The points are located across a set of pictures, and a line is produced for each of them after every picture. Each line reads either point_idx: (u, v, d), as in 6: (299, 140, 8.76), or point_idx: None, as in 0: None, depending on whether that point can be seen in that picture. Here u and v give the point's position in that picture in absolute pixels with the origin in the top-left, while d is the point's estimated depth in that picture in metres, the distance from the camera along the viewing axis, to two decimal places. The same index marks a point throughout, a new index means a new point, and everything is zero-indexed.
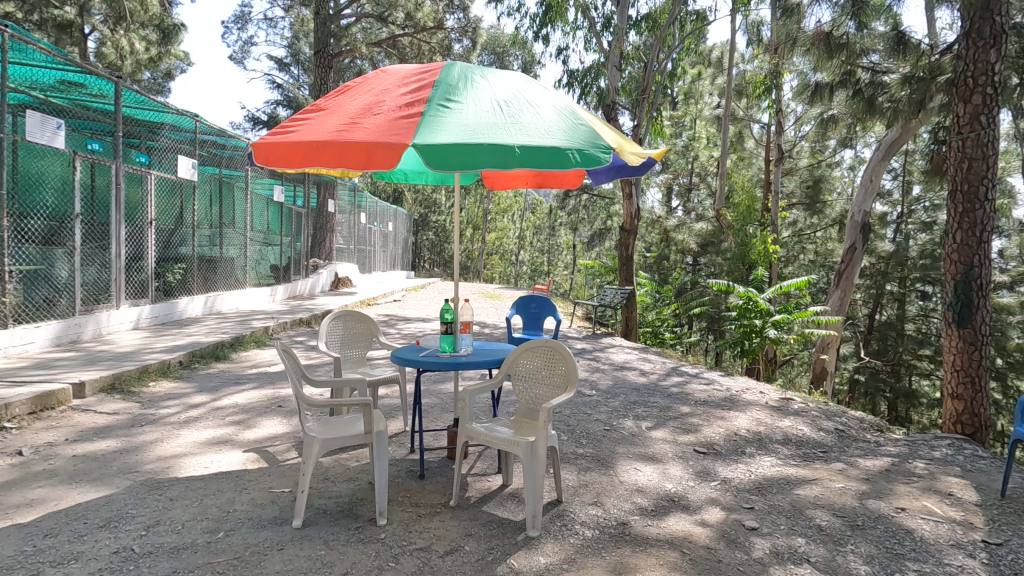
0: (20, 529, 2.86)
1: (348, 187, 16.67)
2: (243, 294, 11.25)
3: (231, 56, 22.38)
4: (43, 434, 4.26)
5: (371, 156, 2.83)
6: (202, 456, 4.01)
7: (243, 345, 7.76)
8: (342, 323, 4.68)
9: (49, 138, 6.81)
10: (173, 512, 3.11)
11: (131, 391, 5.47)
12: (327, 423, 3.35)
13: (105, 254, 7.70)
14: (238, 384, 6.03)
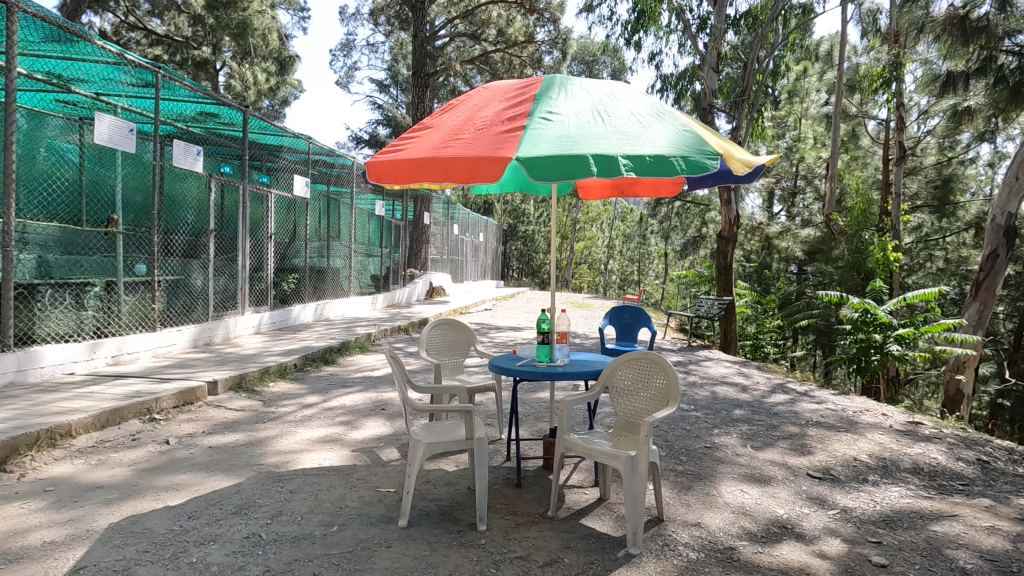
0: (169, 510, 3.23)
1: (442, 200, 17.34)
2: (348, 302, 12.00)
3: (337, 81, 24.14)
4: (185, 426, 4.79)
5: (474, 170, 2.94)
6: (316, 452, 4.32)
7: (349, 350, 8.28)
8: (442, 331, 4.85)
9: (191, 164, 7.69)
10: (293, 504, 3.36)
11: (254, 390, 6.01)
12: (430, 428, 3.48)
13: (232, 265, 8.53)
14: (345, 387, 6.44)
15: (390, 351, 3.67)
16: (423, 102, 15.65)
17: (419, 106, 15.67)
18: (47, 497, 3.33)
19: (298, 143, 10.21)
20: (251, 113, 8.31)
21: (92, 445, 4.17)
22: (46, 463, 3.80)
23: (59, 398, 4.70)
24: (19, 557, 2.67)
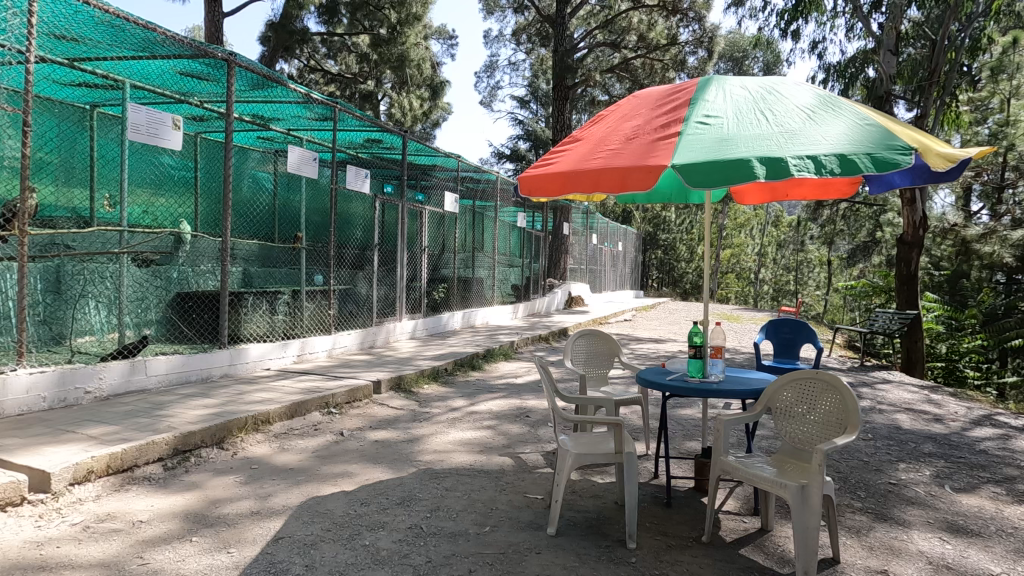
0: (344, 495, 3.62)
1: (581, 210, 17.40)
2: (493, 310, 12.51)
3: (481, 100, 25.47)
4: (354, 420, 5.34)
5: (627, 179, 2.90)
6: (467, 453, 4.55)
7: (494, 357, 8.62)
8: (587, 341, 4.85)
9: (360, 185, 8.57)
10: (449, 501, 3.58)
11: (411, 391, 6.52)
12: (578, 438, 3.48)
13: (391, 276, 9.33)
14: (491, 392, 6.71)
15: (539, 360, 3.76)
16: (563, 114, 15.90)
17: (559, 119, 15.96)
18: (251, 474, 3.92)
19: (450, 161, 10.86)
20: (410, 137, 9.07)
21: (283, 431, 4.83)
22: (250, 444, 4.48)
23: (258, 390, 5.52)
24: (234, 522, 3.18)
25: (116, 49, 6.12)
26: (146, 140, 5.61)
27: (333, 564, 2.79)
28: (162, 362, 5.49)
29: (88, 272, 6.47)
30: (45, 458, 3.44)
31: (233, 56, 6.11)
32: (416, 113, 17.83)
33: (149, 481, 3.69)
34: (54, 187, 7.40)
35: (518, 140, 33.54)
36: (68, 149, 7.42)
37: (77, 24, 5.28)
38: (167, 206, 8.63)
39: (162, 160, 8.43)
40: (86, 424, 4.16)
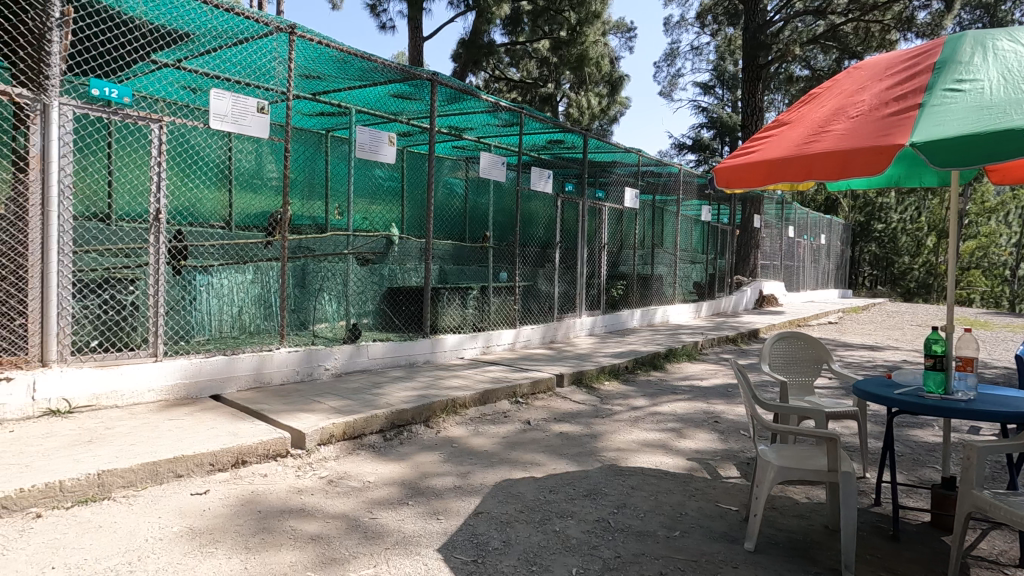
0: (534, 481, 3.81)
1: (775, 200, 15.82)
2: (675, 309, 11.99)
3: (660, 91, 24.63)
4: (539, 411, 5.58)
5: (849, 163, 2.58)
6: (652, 454, 4.46)
7: (676, 357, 8.29)
8: (788, 345, 4.39)
9: (543, 186, 8.84)
10: (636, 500, 3.55)
11: (593, 387, 6.59)
12: (781, 450, 3.18)
13: (572, 273, 9.52)
14: (674, 393, 6.47)
15: (735, 364, 3.54)
16: (755, 97, 14.61)
17: (750, 101, 14.70)
18: (452, 452, 4.34)
19: (630, 157, 10.62)
20: (591, 135, 9.15)
21: (477, 416, 5.26)
22: (449, 425, 4.97)
23: (455, 376, 6.09)
24: (440, 494, 3.56)
25: (346, 81, 7.23)
26: (368, 156, 6.44)
27: (526, 544, 2.96)
28: (379, 346, 6.36)
29: (324, 270, 7.67)
30: (300, 421, 4.23)
31: (435, 75, 6.79)
32: (594, 111, 17.95)
33: (373, 449, 4.32)
34: (301, 201, 8.93)
35: (700, 129, 31.76)
36: (310, 167, 9.04)
37: (318, 62, 6.29)
38: (381, 212, 9.92)
39: (375, 172, 9.73)
40: (325, 396, 5.02)
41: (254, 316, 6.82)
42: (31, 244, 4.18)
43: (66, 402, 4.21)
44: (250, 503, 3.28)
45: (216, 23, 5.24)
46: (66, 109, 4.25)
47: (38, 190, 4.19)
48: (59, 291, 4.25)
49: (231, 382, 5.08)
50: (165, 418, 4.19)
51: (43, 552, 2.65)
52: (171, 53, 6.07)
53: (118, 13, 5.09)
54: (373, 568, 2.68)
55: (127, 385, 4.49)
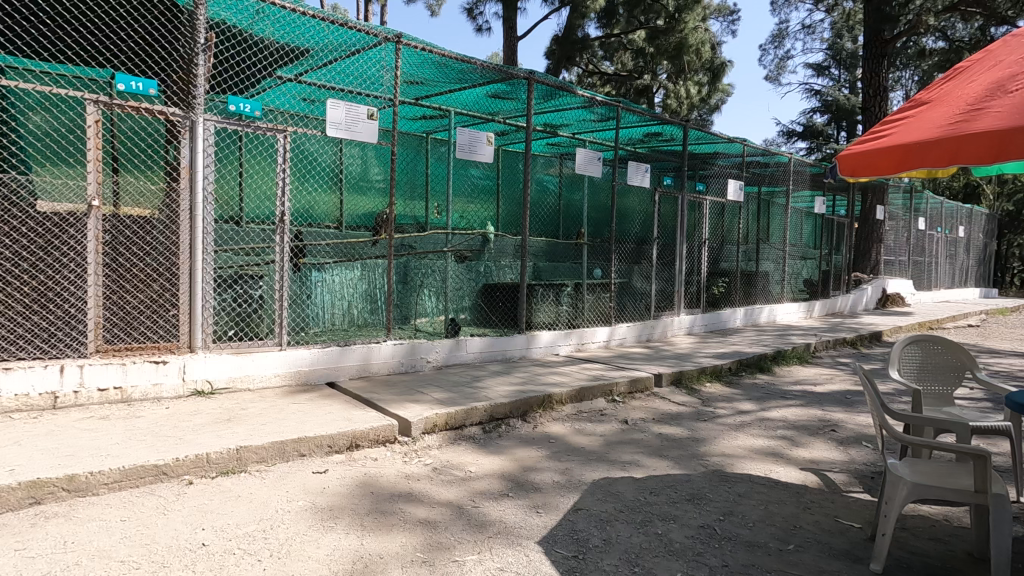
0: (634, 481, 3.75)
1: (903, 188, 14.28)
2: (783, 308, 11.20)
3: (766, 75, 23.10)
4: (637, 411, 5.47)
5: (1009, 144, 2.37)
6: (761, 462, 4.21)
7: (786, 359, 7.77)
8: (922, 350, 3.96)
9: (640, 180, 8.62)
10: (744, 508, 3.38)
11: (694, 388, 6.34)
12: (914, 465, 2.89)
13: (670, 270, 9.20)
14: (784, 398, 6.07)
15: (860, 369, 3.26)
16: (878, 75, 13.29)
17: (872, 80, 13.38)
18: (550, 448, 4.38)
19: (734, 147, 10.05)
20: (691, 126, 8.78)
21: (574, 413, 5.26)
22: (546, 421, 5.01)
23: (551, 372, 6.13)
24: (540, 489, 3.61)
25: (447, 85, 7.50)
26: (467, 156, 6.62)
27: (627, 544, 2.93)
28: (476, 341, 6.53)
29: (424, 267, 8.05)
30: (406, 410, 4.47)
31: (532, 74, 6.84)
32: (693, 101, 17.35)
33: (473, 440, 4.47)
34: (403, 201, 9.43)
35: (812, 114, 29.40)
36: (412, 169, 9.51)
37: (421, 67, 6.57)
38: (477, 211, 10.20)
39: (471, 172, 10.00)
40: (428, 387, 5.25)
41: (362, 310, 7.28)
42: (182, 245, 4.74)
43: (208, 384, 4.75)
44: (364, 484, 3.52)
45: (332, 36, 5.64)
46: (209, 124, 4.78)
47: (187, 197, 4.75)
48: (203, 285, 4.80)
49: (343, 370, 5.47)
50: (289, 402, 4.61)
51: (195, 514, 3.02)
52: (293, 68, 6.63)
53: (249, 35, 5.63)
54: (477, 555, 2.78)
55: (257, 370, 4.98)
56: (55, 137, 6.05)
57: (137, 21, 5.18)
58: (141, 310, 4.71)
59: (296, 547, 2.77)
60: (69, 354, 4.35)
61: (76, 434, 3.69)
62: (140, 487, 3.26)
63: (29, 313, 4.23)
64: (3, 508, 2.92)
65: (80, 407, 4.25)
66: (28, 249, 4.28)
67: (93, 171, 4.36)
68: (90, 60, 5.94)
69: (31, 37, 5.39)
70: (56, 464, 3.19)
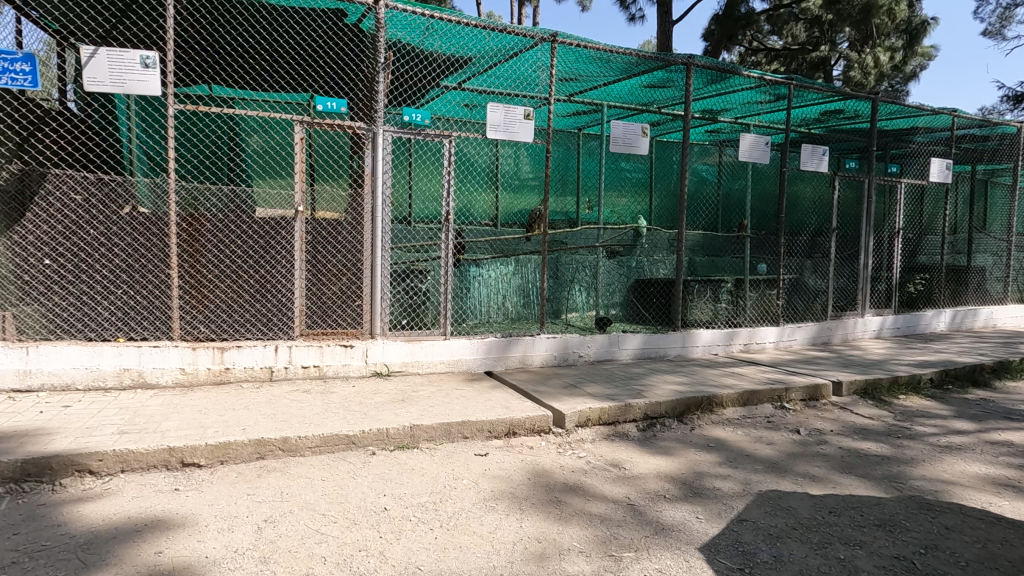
0: (809, 497, 3.41)
1: None
2: (1008, 311, 9.24)
3: (983, 31, 19.18)
4: (814, 421, 4.93)
5: None
6: (977, 491, 3.55)
7: (1012, 373, 6.41)
8: None
9: (816, 165, 7.71)
10: (953, 543, 2.88)
11: (884, 400, 5.53)
12: None
13: (853, 264, 8.10)
14: (1009, 419, 5.02)
15: None
16: None
17: None
18: (711, 450, 4.17)
19: (939, 120, 8.52)
20: (882, 99, 7.62)
21: (738, 418, 4.90)
22: (707, 424, 4.75)
23: (713, 373, 5.78)
24: (700, 492, 3.46)
25: (601, 79, 7.44)
26: (622, 149, 6.51)
27: (802, 564, 2.67)
28: (632, 339, 6.39)
29: (575, 262, 7.96)
30: (562, 402, 4.56)
31: (692, 58, 6.48)
32: (883, 69, 15.45)
33: (629, 438, 4.40)
34: (555, 197, 9.60)
35: None
36: (564, 166, 9.67)
37: (577, 63, 6.60)
38: (628, 205, 9.98)
39: (621, 165, 9.82)
40: (584, 382, 5.30)
41: (515, 303, 7.51)
42: (365, 243, 5.36)
43: (385, 366, 5.32)
44: (522, 469, 3.69)
45: (494, 43, 5.96)
46: (388, 135, 5.33)
47: (369, 200, 5.35)
48: (382, 278, 5.40)
49: (500, 361, 5.75)
50: (453, 388, 4.98)
51: (378, 481, 3.41)
52: (456, 76, 7.10)
53: (420, 51, 6.15)
54: (635, 553, 2.75)
55: (425, 356, 5.46)
56: (270, 155, 7.21)
57: (331, 49, 5.93)
58: (334, 301, 5.35)
59: (462, 522, 2.99)
60: (281, 337, 5.17)
61: (288, 403, 4.39)
62: (335, 453, 3.77)
63: (254, 302, 5.10)
64: (237, 460, 3.58)
65: (289, 379, 5.04)
66: (251, 248, 5.09)
67: (299, 181, 5.11)
68: (295, 87, 6.97)
69: (254, 71, 6.50)
70: (275, 427, 3.82)
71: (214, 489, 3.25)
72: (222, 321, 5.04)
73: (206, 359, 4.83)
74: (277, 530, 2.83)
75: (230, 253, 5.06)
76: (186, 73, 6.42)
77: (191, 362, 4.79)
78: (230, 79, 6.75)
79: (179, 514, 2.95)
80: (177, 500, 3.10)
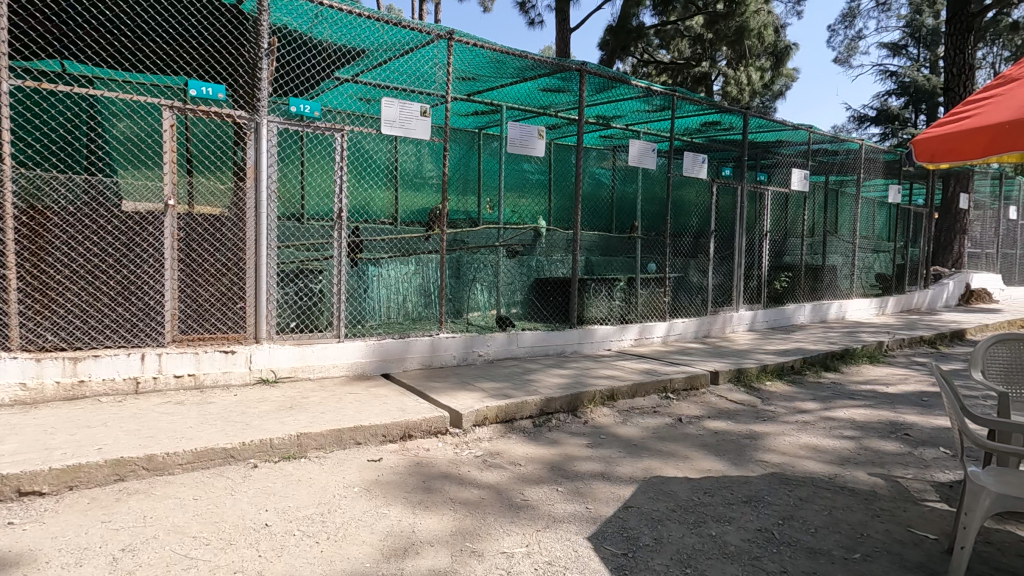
0: (687, 480, 3.65)
1: (991, 175, 13.56)
2: (854, 304, 10.57)
3: (834, 58, 21.82)
4: (692, 408, 5.31)
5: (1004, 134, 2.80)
6: (824, 463, 4.00)
7: (855, 358, 7.35)
8: (1011, 351, 3.65)
9: (697, 172, 8.30)
10: (805, 513, 3.22)
11: (753, 387, 6.08)
12: (997, 474, 2.69)
13: (729, 263, 8.84)
14: (851, 398, 5.75)
15: (936, 369, 3.08)
16: (964, 52, 12.40)
17: (957, 58, 12.46)
18: (601, 439, 4.34)
19: (799, 135, 9.54)
20: (752, 114, 8.37)
21: (626, 408, 5.17)
22: (597, 415, 4.95)
23: (604, 367, 6.05)
24: (588, 481, 3.59)
25: (499, 80, 7.50)
26: (518, 150, 6.61)
27: (679, 544, 2.85)
28: (529, 335, 6.51)
29: (477, 262, 7.90)
30: (457, 402, 4.54)
31: (585, 65, 6.71)
32: (754, 87, 17.08)
33: (524, 433, 4.46)
34: (456, 197, 9.59)
35: (886, 97, 27.90)
36: (465, 166, 9.67)
37: (473, 63, 6.58)
38: (528, 206, 10.19)
39: (522, 167, 9.99)
40: (480, 379, 5.31)
41: (415, 304, 7.37)
42: (248, 240, 4.98)
43: (272, 372, 4.99)
44: (417, 471, 3.61)
45: (388, 36, 5.76)
46: (273, 125, 4.99)
47: (253, 195, 4.98)
48: (268, 280, 5.04)
49: (398, 363, 5.61)
50: (347, 392, 4.78)
51: (259, 496, 3.19)
52: (350, 68, 6.86)
53: (308, 39, 5.84)
54: (526, 548, 2.78)
55: (318, 360, 5.19)
56: (137, 141, 6.51)
57: (206, 30, 5.45)
58: (213, 302, 4.96)
59: (352, 531, 2.86)
60: (149, 343, 4.67)
61: (156, 417, 3.98)
62: (210, 468, 3.47)
63: (114, 305, 4.56)
64: (91, 484, 3.18)
65: (159, 391, 4.56)
66: (112, 246, 4.56)
67: (168, 171, 4.63)
68: (165, 68, 6.35)
69: (114, 48, 5.81)
70: (138, 444, 3.44)
71: (60, 519, 2.86)
72: (75, 327, 4.45)
73: (54, 371, 4.23)
74: (137, 559, 2.55)
75: (84, 250, 4.49)
76: (25, 44, 5.60)
77: (35, 376, 4.18)
78: (85, 56, 5.99)
79: (11, 552, 2.55)
80: (12, 535, 2.69)
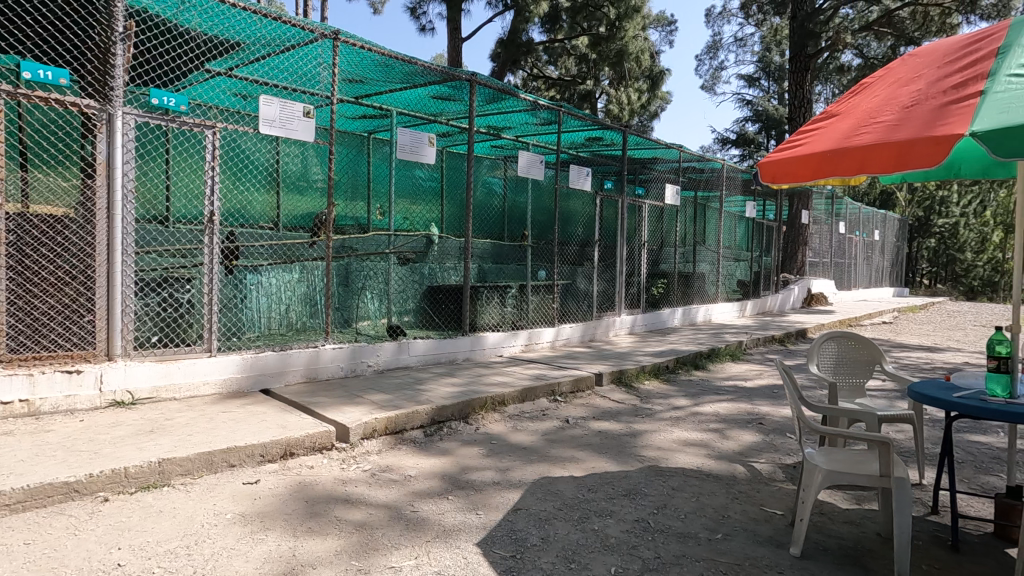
0: (573, 479, 3.82)
1: (825, 195, 15.72)
2: (719, 308, 11.71)
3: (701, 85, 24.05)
4: (578, 409, 5.56)
5: (827, 160, 3.29)
6: (694, 455, 4.37)
7: (720, 357, 8.14)
8: (839, 346, 4.24)
9: (582, 184, 8.73)
10: (677, 501, 3.51)
11: (633, 386, 6.50)
12: (829, 453, 3.12)
13: (612, 271, 9.38)
14: (716, 394, 6.35)
15: (780, 365, 3.50)
16: (803, 88, 14.27)
17: (798, 93, 14.31)
18: (491, 446, 4.40)
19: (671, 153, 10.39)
20: (631, 132, 8.97)
21: (515, 413, 5.28)
22: (488, 422, 5.00)
23: (496, 374, 6.14)
24: (478, 488, 3.62)
25: (388, 84, 7.37)
26: (408, 156, 6.52)
27: (564, 541, 2.97)
28: (420, 344, 6.44)
29: (367, 269, 7.72)
30: (344, 415, 4.37)
31: (474, 75, 6.79)
32: (634, 107, 18.32)
33: (414, 444, 4.40)
34: (344, 201, 9.24)
35: (744, 123, 31.25)
36: (353, 170, 9.36)
37: (360, 65, 6.41)
38: (419, 213, 10.08)
39: (414, 173, 9.85)
40: (369, 391, 5.15)
41: (300, 313, 7.00)
42: (99, 245, 4.41)
43: (129, 394, 4.46)
44: (298, 492, 3.42)
45: (266, 30, 5.43)
46: (129, 118, 4.49)
47: (105, 195, 4.43)
48: (123, 290, 4.50)
49: (278, 377, 5.27)
50: (220, 411, 4.40)
51: (110, 533, 2.83)
52: (223, 61, 6.39)
53: (174, 26, 5.34)
54: (415, 560, 2.74)
55: (184, 378, 4.72)
56: None
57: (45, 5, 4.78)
58: (53, 315, 4.34)
59: (223, 562, 2.64)
60: None
61: None
62: (48, 507, 3.03)
63: None
64: None
65: None
66: None
67: None
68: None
69: None
70: None
71: None
72: None
73: None
74: None
75: None
76: None
77: None
78: None
79: None
80: None
